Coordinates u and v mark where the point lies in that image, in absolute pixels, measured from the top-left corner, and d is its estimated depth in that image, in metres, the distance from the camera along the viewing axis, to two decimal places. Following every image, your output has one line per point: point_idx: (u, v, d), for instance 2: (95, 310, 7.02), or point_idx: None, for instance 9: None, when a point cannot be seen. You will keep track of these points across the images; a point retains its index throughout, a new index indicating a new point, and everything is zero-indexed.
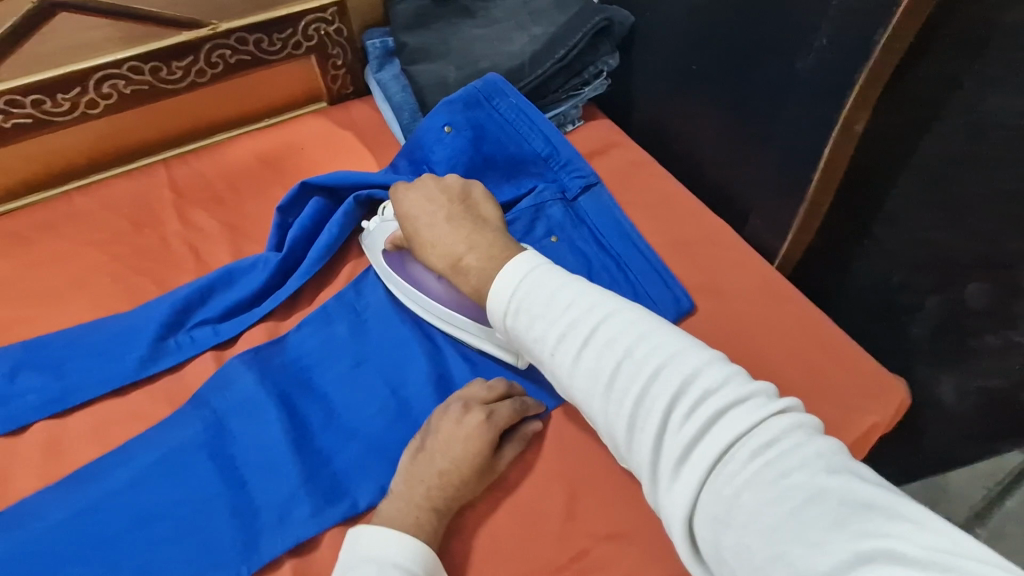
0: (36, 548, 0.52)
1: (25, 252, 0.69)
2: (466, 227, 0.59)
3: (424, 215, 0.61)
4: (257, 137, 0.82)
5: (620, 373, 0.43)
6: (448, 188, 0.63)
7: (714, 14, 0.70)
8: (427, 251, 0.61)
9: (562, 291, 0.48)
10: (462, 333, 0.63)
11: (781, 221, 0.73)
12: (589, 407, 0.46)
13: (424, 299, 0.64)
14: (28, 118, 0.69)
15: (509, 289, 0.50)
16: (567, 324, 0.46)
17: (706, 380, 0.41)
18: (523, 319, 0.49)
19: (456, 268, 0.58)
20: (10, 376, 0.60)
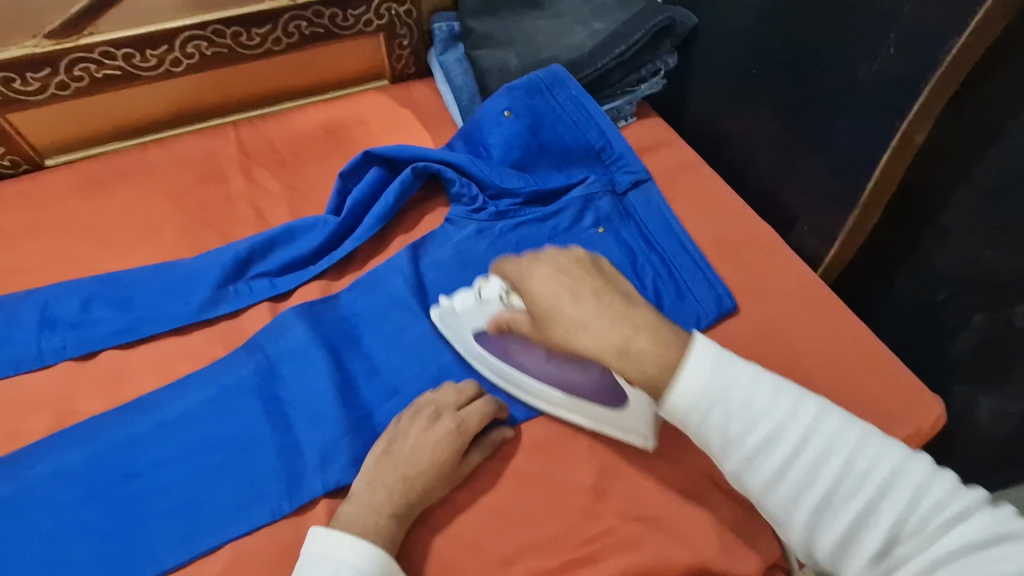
0: (98, 465, 0.56)
1: (101, 196, 0.74)
2: (617, 301, 0.49)
3: (563, 291, 0.49)
4: (322, 108, 0.85)
5: (838, 480, 0.42)
6: (576, 258, 0.52)
7: (778, 18, 0.71)
8: (571, 336, 0.49)
9: (758, 385, 0.44)
10: (570, 415, 0.60)
11: (830, 229, 0.74)
12: (784, 512, 0.44)
13: (530, 384, 0.61)
14: (118, 71, 0.74)
15: (700, 388, 0.44)
16: (770, 426, 0.43)
17: (918, 482, 0.41)
18: (715, 420, 0.44)
19: (627, 355, 0.47)
20: (83, 306, 0.64)
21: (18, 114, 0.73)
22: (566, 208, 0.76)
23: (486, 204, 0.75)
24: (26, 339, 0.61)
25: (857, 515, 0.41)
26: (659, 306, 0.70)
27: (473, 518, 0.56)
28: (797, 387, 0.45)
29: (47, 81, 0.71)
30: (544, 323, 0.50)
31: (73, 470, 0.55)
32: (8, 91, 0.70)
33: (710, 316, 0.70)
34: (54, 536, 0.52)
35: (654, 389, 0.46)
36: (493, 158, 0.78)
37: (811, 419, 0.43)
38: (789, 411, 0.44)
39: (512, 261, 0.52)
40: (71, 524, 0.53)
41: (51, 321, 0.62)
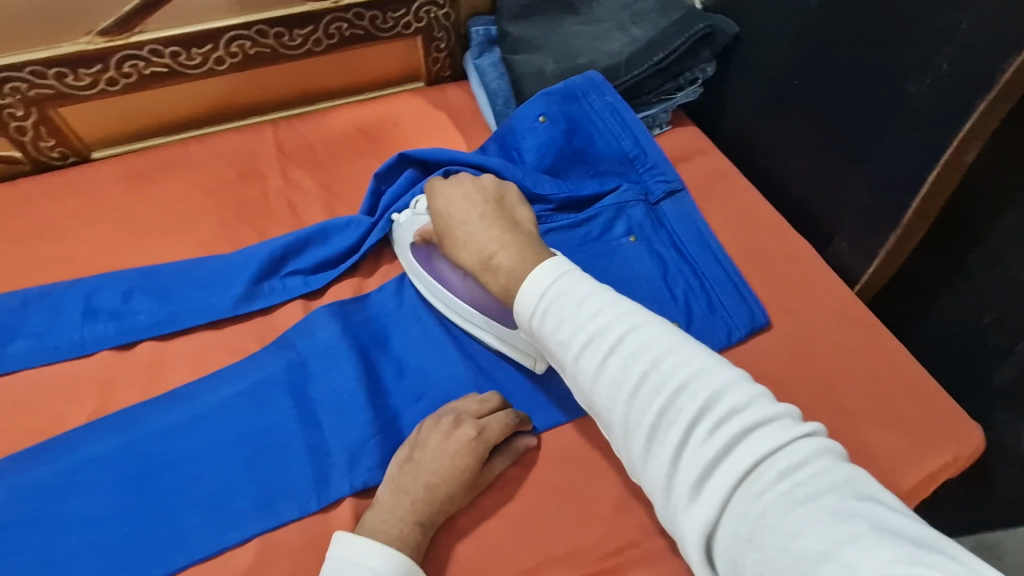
0: (135, 452, 0.57)
1: (144, 189, 0.76)
2: (495, 226, 0.56)
3: (459, 211, 0.59)
4: (358, 109, 0.86)
5: (658, 390, 0.40)
6: (483, 186, 0.60)
7: (824, 29, 0.69)
8: (457, 248, 0.58)
9: (593, 297, 0.45)
10: (479, 331, 0.64)
11: (869, 245, 0.72)
12: (609, 415, 0.43)
13: (447, 297, 0.65)
14: (164, 68, 0.76)
15: (540, 288, 0.47)
16: (595, 331, 0.44)
17: (743, 403, 0.38)
18: (551, 322, 0.46)
19: (486, 266, 0.55)
20: (125, 297, 0.65)
21: (69, 108, 0.75)
22: (598, 215, 0.75)
23: None
24: (70, 327, 0.63)
25: (667, 419, 0.40)
26: (689, 319, 0.69)
27: (498, 526, 0.56)
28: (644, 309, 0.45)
29: (98, 76, 0.73)
30: (443, 240, 0.61)
31: (110, 456, 0.57)
32: (60, 85, 0.73)
33: (743, 331, 0.69)
34: (90, 521, 0.54)
35: (504, 290, 0.53)
36: (527, 163, 0.78)
37: (641, 332, 0.43)
38: (617, 322, 0.44)
39: (435, 182, 0.62)
40: (107, 509, 0.55)
41: (95, 311, 0.64)
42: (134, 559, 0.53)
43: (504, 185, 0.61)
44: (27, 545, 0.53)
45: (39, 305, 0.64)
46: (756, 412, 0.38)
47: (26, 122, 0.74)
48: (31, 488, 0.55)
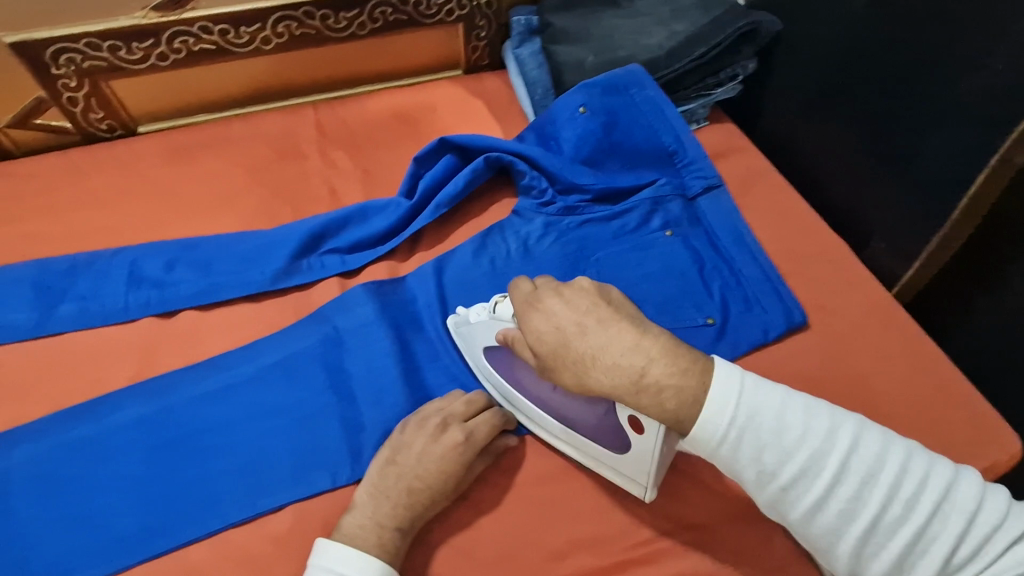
0: (173, 418, 0.58)
1: (188, 164, 0.77)
2: (626, 332, 0.47)
3: (572, 324, 0.48)
4: (397, 94, 0.87)
5: (876, 504, 0.43)
6: (583, 289, 0.50)
7: (870, 28, 0.69)
8: (586, 371, 0.47)
9: (788, 411, 0.45)
10: (563, 445, 0.59)
11: (910, 248, 0.71)
12: (815, 527, 0.45)
13: (531, 410, 0.59)
14: (213, 45, 0.77)
15: (731, 419, 0.44)
16: (804, 453, 0.44)
17: (953, 493, 0.43)
18: (748, 449, 0.44)
19: (640, 387, 0.46)
20: (167, 267, 0.67)
21: (119, 81, 0.77)
22: (634, 208, 0.75)
23: (554, 199, 0.75)
24: (115, 292, 0.64)
25: (886, 524, 0.43)
26: (725, 314, 0.69)
27: (526, 507, 0.57)
28: (827, 408, 0.46)
29: (149, 51, 0.75)
30: (555, 364, 0.49)
31: (149, 421, 0.58)
32: (114, 59, 0.74)
33: (779, 328, 0.68)
34: (127, 481, 0.55)
35: (673, 420, 0.46)
36: (564, 153, 0.78)
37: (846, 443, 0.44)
38: (820, 437, 0.44)
39: (524, 294, 0.52)
40: (144, 471, 0.56)
41: (139, 278, 0.66)
42: (168, 521, 0.54)
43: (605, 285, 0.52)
44: (65, 502, 0.54)
45: (86, 270, 0.66)
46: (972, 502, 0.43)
47: (78, 93, 0.76)
48: (72, 446, 0.56)
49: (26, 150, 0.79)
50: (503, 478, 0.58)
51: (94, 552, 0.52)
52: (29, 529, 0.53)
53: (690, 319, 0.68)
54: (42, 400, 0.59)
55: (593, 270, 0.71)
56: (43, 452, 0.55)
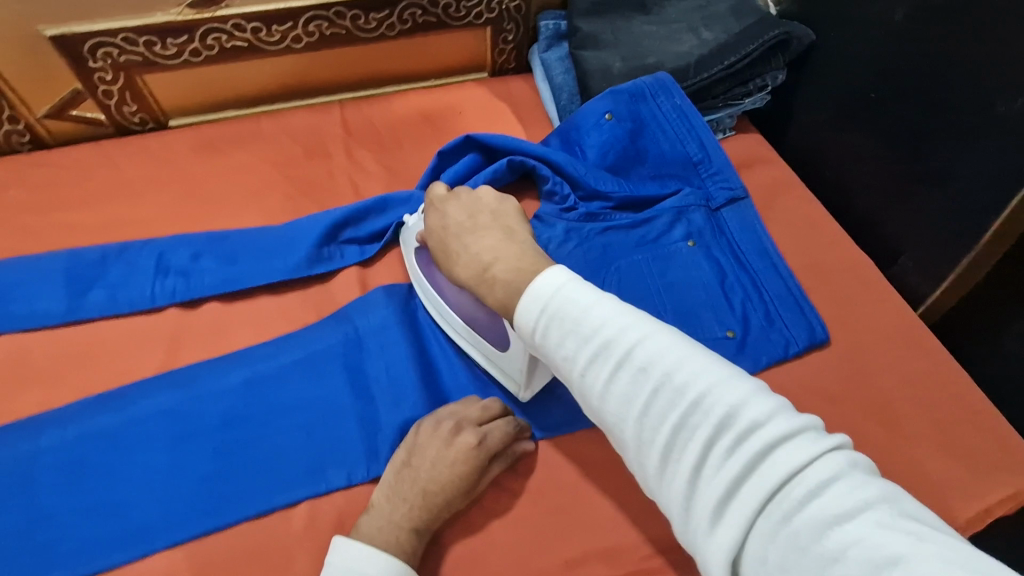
0: (195, 408, 0.59)
1: (217, 158, 0.78)
2: (495, 236, 0.56)
3: (457, 222, 0.59)
4: (422, 95, 0.88)
5: (681, 418, 0.39)
6: (485, 199, 0.61)
7: (908, 43, 0.68)
8: (453, 262, 0.58)
9: (593, 303, 0.45)
10: (466, 346, 0.63)
11: (937, 267, 0.70)
12: (623, 435, 0.43)
13: (441, 307, 0.64)
14: (245, 42, 0.78)
15: (538, 305, 0.47)
16: (608, 351, 0.43)
17: (748, 413, 0.38)
18: (555, 332, 0.46)
19: (483, 278, 0.54)
20: (194, 258, 0.68)
21: (153, 75, 0.78)
22: (657, 217, 0.75)
23: (577, 205, 0.75)
24: (142, 282, 0.66)
25: (687, 439, 0.39)
26: (746, 330, 0.68)
27: (539, 514, 0.57)
28: (640, 314, 0.45)
29: (183, 47, 0.76)
30: (441, 255, 0.60)
31: (173, 410, 0.59)
32: (149, 53, 0.76)
33: (801, 344, 0.67)
34: (151, 469, 0.56)
35: (503, 308, 0.52)
36: (588, 159, 0.78)
37: (646, 344, 0.42)
38: (618, 331, 0.43)
39: (437, 193, 0.63)
40: (168, 459, 0.57)
41: (166, 268, 0.67)
42: (189, 510, 0.54)
43: (508, 202, 0.61)
44: (90, 486, 0.55)
45: (115, 260, 0.67)
46: (771, 424, 0.37)
47: (114, 86, 0.77)
48: (99, 432, 0.57)
49: (61, 140, 0.81)
50: (517, 483, 0.59)
51: (116, 539, 0.53)
52: (56, 512, 0.54)
53: (710, 332, 0.67)
54: (70, 386, 0.61)
55: (612, 279, 0.70)
56: (72, 437, 0.57)
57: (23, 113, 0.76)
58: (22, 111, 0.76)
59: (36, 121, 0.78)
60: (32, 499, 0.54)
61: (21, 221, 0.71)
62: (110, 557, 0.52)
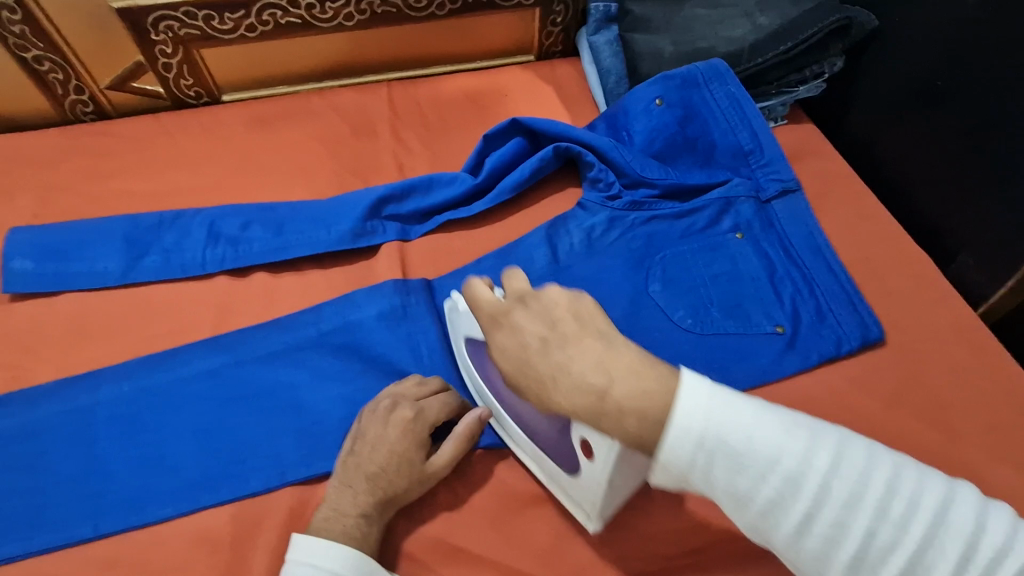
0: (240, 374, 0.61)
1: (268, 133, 0.80)
2: (595, 349, 0.41)
3: (531, 343, 0.43)
4: (469, 77, 0.88)
5: (868, 530, 0.37)
6: (553, 302, 0.44)
7: (981, 30, 0.65)
8: (548, 397, 0.42)
9: (750, 422, 0.38)
10: (530, 461, 0.57)
11: (1002, 266, 0.67)
12: (799, 553, 0.39)
13: (502, 416, 0.58)
14: (298, 19, 0.80)
15: (694, 440, 0.38)
16: (780, 475, 0.38)
17: (928, 505, 0.37)
18: (718, 467, 0.38)
19: (603, 413, 0.40)
20: (243, 226, 0.69)
21: (210, 49, 0.80)
22: (704, 207, 0.73)
23: (621, 193, 0.74)
24: (195, 248, 0.68)
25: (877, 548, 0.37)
26: (795, 324, 0.66)
27: None
28: (803, 423, 0.39)
29: (239, 22, 0.78)
30: (520, 384, 0.44)
31: (219, 374, 0.60)
32: (207, 28, 0.78)
33: (852, 343, 0.65)
34: (198, 429, 0.58)
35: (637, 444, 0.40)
36: (634, 145, 0.78)
37: (821, 461, 0.38)
38: (797, 456, 0.38)
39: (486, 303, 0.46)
40: (214, 422, 0.58)
41: (217, 235, 0.68)
42: (233, 472, 0.56)
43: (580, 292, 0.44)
44: (139, 440, 0.57)
45: (170, 226, 0.69)
46: (964, 517, 0.37)
47: (173, 60, 0.80)
48: (152, 391, 0.59)
49: (121, 111, 0.84)
50: None
51: (164, 493, 0.55)
52: (108, 464, 0.56)
53: (758, 327, 0.66)
54: (127, 345, 0.63)
55: (657, 268, 0.69)
56: (125, 393, 0.59)
57: (88, 83, 0.79)
58: (87, 82, 0.79)
59: (99, 92, 0.81)
60: (87, 450, 0.56)
61: (85, 187, 0.74)
62: (158, 512, 0.54)
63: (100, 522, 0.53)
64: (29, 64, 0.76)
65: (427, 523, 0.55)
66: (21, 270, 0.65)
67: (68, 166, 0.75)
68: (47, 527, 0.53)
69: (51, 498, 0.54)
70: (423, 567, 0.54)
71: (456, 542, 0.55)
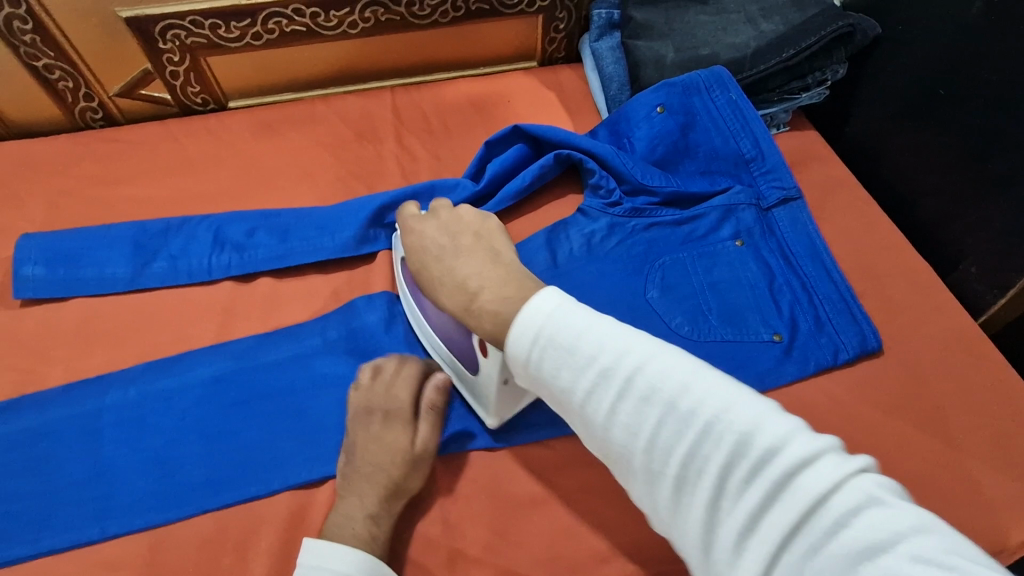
0: (244, 379, 0.62)
1: (274, 139, 0.81)
2: (480, 260, 0.52)
3: (434, 247, 0.56)
4: (472, 83, 0.89)
5: (689, 448, 0.37)
6: (464, 220, 0.57)
7: (984, 39, 0.65)
8: (435, 290, 0.54)
9: (588, 327, 0.42)
10: (447, 368, 0.62)
11: (1003, 276, 0.67)
12: (631, 468, 0.40)
13: (425, 327, 0.63)
14: (303, 27, 0.81)
15: (530, 333, 0.43)
16: (602, 374, 0.41)
17: (758, 437, 0.36)
18: (549, 360, 0.43)
19: (470, 310, 0.50)
20: (249, 232, 0.70)
21: (217, 57, 0.81)
22: (705, 214, 0.74)
23: (622, 199, 0.74)
24: (200, 254, 0.69)
25: (697, 473, 0.37)
26: (794, 333, 0.66)
27: (574, 506, 0.57)
28: (650, 339, 0.42)
29: (245, 30, 0.79)
30: (421, 282, 0.56)
31: (224, 379, 0.62)
32: (213, 36, 0.79)
33: (851, 353, 0.65)
34: (203, 433, 0.59)
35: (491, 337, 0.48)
36: (636, 151, 0.78)
37: (644, 366, 0.40)
38: (622, 356, 0.41)
39: (410, 215, 0.60)
40: (218, 426, 0.59)
41: (222, 241, 0.70)
42: (235, 476, 0.57)
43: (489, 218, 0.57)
44: (145, 444, 0.58)
45: (176, 232, 0.70)
46: (798, 458, 0.34)
47: (180, 67, 0.81)
48: (158, 395, 0.61)
49: (130, 118, 0.85)
50: (551, 475, 0.59)
51: (168, 495, 0.56)
52: (115, 467, 0.57)
53: (756, 335, 0.66)
54: (135, 350, 0.64)
55: (656, 275, 0.70)
56: (132, 397, 0.60)
57: (98, 91, 0.81)
58: (97, 89, 0.81)
59: (109, 99, 0.82)
60: (94, 453, 0.58)
61: (94, 193, 0.75)
62: (163, 515, 0.55)
63: (107, 524, 0.55)
64: (40, 73, 0.77)
65: (426, 527, 0.56)
66: (32, 275, 0.66)
67: (78, 172, 0.77)
68: (55, 529, 0.54)
69: (59, 500, 0.56)
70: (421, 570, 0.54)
71: (454, 546, 0.55)
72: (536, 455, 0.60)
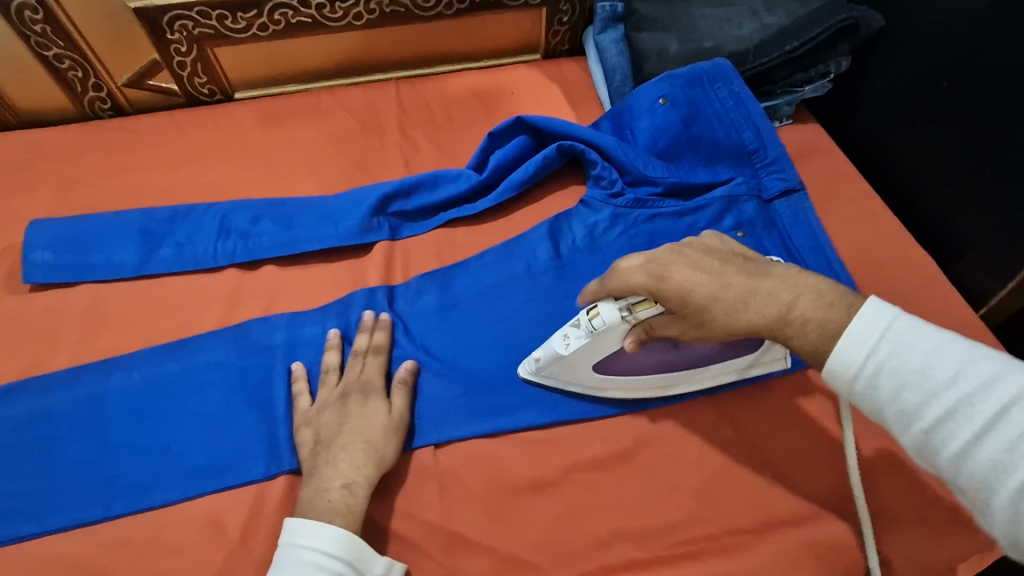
0: (246, 364, 0.63)
1: (279, 130, 0.82)
2: (766, 275, 0.50)
3: (705, 279, 0.50)
4: (476, 75, 0.89)
5: None
6: (702, 244, 0.53)
7: (986, 33, 0.65)
8: (734, 318, 0.50)
9: (931, 352, 0.41)
10: (711, 384, 0.62)
11: (1006, 267, 0.67)
12: (994, 506, 0.38)
13: (660, 378, 0.60)
14: (309, 19, 0.81)
15: (862, 352, 0.43)
16: (955, 397, 0.39)
17: None
18: (885, 382, 0.42)
19: (791, 320, 0.48)
20: (253, 220, 0.71)
21: (223, 48, 0.82)
22: (707, 206, 0.74)
23: (624, 190, 0.75)
24: (206, 241, 0.70)
25: None
26: None
27: (573, 492, 0.58)
28: (1004, 362, 0.39)
29: (252, 21, 0.80)
30: (703, 317, 0.50)
31: (226, 364, 0.62)
32: (220, 27, 0.80)
33: None
34: (205, 416, 0.60)
35: (816, 354, 0.47)
36: (638, 143, 0.78)
37: (1000, 392, 0.38)
38: (977, 384, 0.39)
39: (634, 264, 0.52)
40: (221, 411, 0.60)
41: (227, 229, 0.70)
42: (237, 458, 0.58)
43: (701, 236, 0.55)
44: (148, 427, 0.59)
45: (183, 219, 0.71)
46: None
47: (187, 58, 0.82)
48: (163, 379, 0.61)
49: (137, 108, 0.86)
50: (551, 462, 0.59)
51: (171, 478, 0.57)
52: (119, 449, 0.58)
53: None
54: (140, 335, 0.65)
55: None
56: (136, 381, 0.61)
57: (106, 81, 0.82)
58: (105, 79, 0.82)
59: (116, 89, 0.83)
60: (99, 435, 0.59)
61: (102, 182, 0.76)
62: (166, 496, 0.56)
63: (110, 505, 0.56)
64: (49, 62, 0.78)
65: (426, 510, 0.57)
66: (41, 261, 0.67)
67: (85, 161, 0.78)
68: (60, 509, 0.55)
69: (64, 480, 0.57)
70: (422, 554, 0.55)
71: (453, 530, 0.56)
72: (536, 442, 0.60)
